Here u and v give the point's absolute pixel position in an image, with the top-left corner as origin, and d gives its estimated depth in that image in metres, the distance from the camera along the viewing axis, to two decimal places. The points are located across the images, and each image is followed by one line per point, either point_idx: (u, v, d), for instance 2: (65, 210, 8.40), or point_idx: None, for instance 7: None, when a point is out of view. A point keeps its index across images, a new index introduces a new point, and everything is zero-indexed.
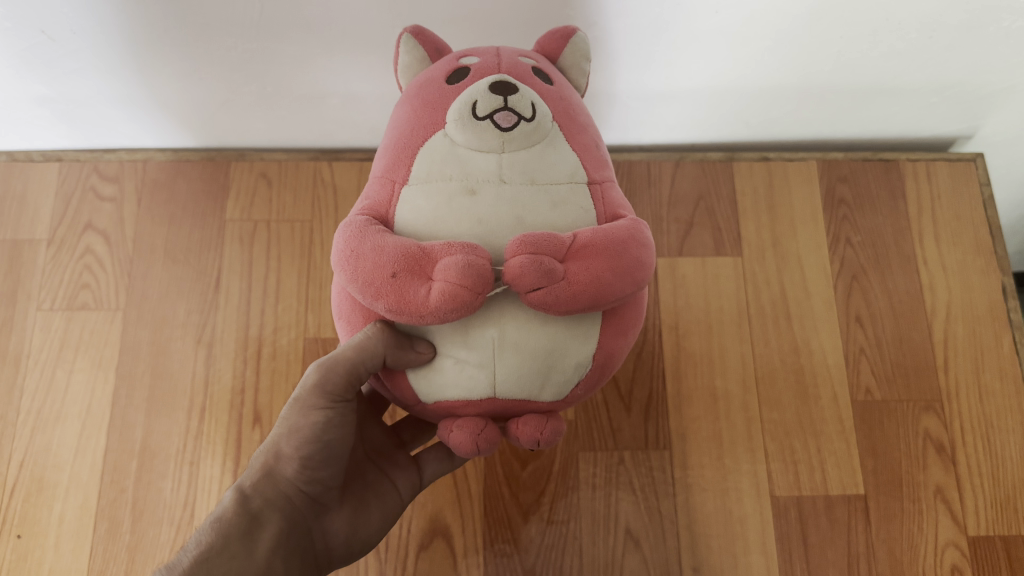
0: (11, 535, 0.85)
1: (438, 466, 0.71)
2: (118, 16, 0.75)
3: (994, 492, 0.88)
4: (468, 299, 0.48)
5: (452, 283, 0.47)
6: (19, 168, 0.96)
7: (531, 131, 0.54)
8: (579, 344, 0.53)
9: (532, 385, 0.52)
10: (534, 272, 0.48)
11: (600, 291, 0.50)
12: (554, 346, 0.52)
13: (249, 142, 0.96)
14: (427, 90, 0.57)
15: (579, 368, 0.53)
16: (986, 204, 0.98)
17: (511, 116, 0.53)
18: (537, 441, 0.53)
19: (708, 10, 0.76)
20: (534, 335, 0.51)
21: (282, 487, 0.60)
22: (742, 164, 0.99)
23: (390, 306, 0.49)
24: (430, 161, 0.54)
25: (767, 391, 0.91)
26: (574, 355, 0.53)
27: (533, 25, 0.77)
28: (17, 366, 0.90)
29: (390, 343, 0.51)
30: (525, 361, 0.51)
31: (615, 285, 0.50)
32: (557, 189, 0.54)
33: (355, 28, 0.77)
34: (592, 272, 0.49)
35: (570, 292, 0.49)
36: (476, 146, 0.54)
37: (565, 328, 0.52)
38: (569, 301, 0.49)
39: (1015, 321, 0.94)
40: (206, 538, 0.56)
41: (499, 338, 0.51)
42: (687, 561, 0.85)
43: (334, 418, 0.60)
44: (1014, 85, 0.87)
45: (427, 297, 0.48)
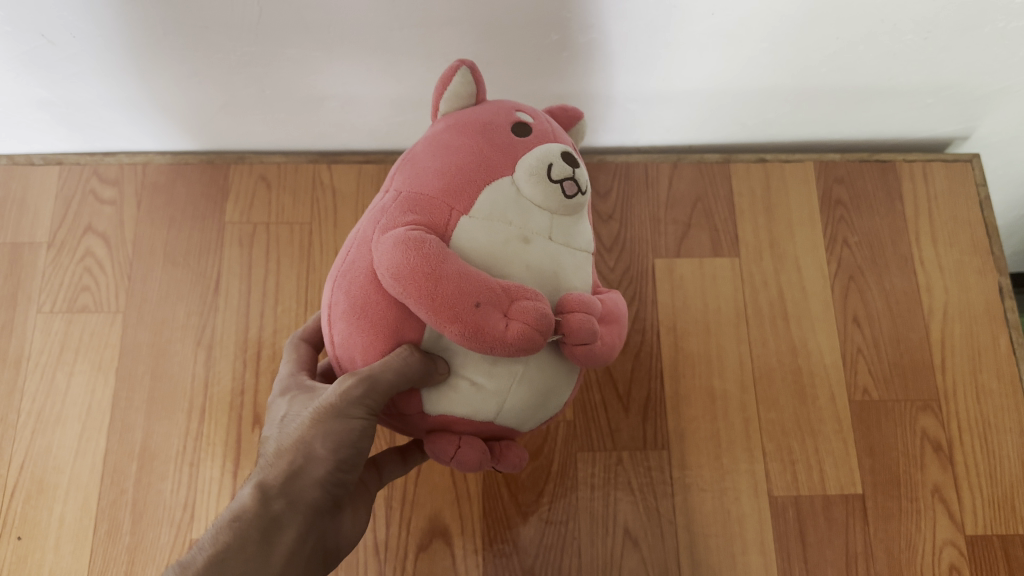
0: (10, 537, 0.85)
1: (394, 471, 0.69)
2: (117, 20, 0.74)
3: (991, 491, 0.88)
4: (537, 341, 0.49)
5: (530, 326, 0.49)
6: (20, 171, 0.97)
7: (583, 203, 0.57)
8: (566, 390, 0.58)
9: (523, 419, 0.56)
10: (589, 326, 0.53)
11: (608, 355, 0.57)
12: (554, 387, 0.56)
13: (248, 146, 0.97)
14: (492, 131, 0.56)
15: (556, 409, 0.59)
16: (982, 205, 0.98)
17: (576, 185, 0.56)
18: (515, 464, 0.58)
19: (703, 12, 0.75)
20: (546, 374, 0.55)
21: (307, 491, 0.55)
22: (739, 165, 1.00)
23: (462, 333, 0.49)
24: (493, 202, 0.53)
25: (765, 392, 0.92)
26: (562, 397, 0.58)
27: (530, 28, 0.77)
28: (17, 369, 0.91)
29: (419, 362, 0.52)
30: (530, 397, 0.55)
31: (613, 352, 0.58)
32: (580, 257, 0.58)
33: (352, 31, 0.76)
34: (609, 338, 0.57)
35: (598, 351, 0.55)
36: (537, 200, 0.54)
37: (563, 374, 0.57)
38: (595, 358, 0.56)
39: (1011, 322, 0.95)
40: (224, 537, 0.53)
41: (522, 373, 0.54)
42: (687, 560, 0.85)
43: (367, 429, 0.55)
44: (1010, 85, 0.87)
45: (501, 333, 0.49)
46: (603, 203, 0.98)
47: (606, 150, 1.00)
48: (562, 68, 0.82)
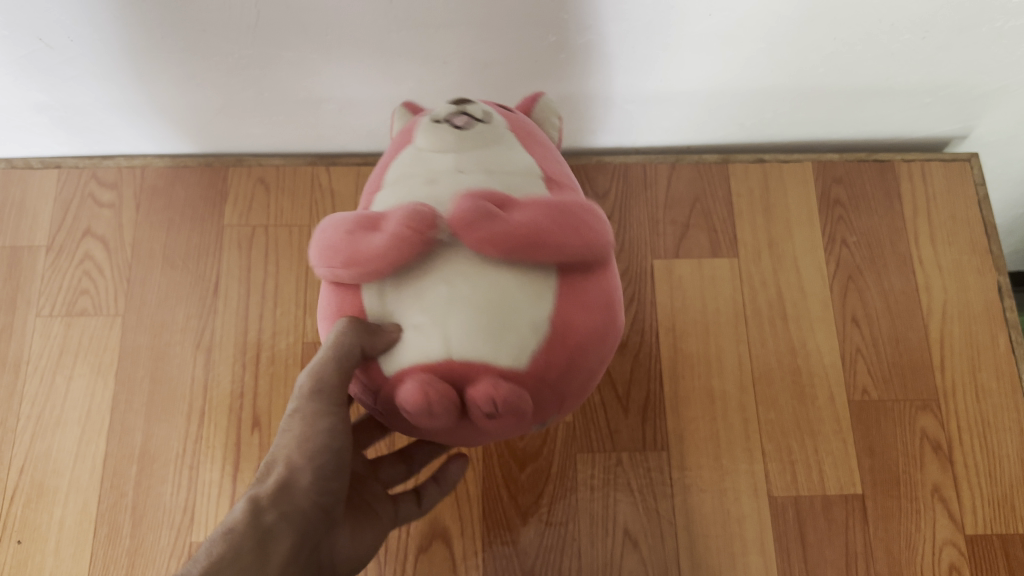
0: (11, 540, 0.85)
1: (410, 509, 0.68)
2: (114, 23, 0.73)
3: (991, 491, 0.88)
4: (415, 233, 0.49)
5: (399, 228, 0.49)
6: (18, 175, 0.97)
7: (485, 130, 0.57)
8: (532, 303, 0.50)
9: (486, 351, 0.49)
10: (473, 210, 0.49)
11: (541, 238, 0.49)
12: (506, 303, 0.49)
13: (247, 148, 0.97)
14: (405, 128, 0.63)
15: (534, 329, 0.50)
16: (980, 204, 0.98)
17: (466, 119, 0.58)
18: (493, 402, 0.48)
19: (700, 13, 0.75)
20: (484, 288, 0.49)
21: (297, 499, 0.55)
22: (737, 166, 1.00)
23: (344, 264, 0.51)
24: (400, 168, 0.57)
25: (764, 392, 0.92)
26: (529, 313, 0.50)
27: (527, 29, 0.76)
28: (16, 373, 0.91)
29: (357, 331, 0.51)
30: (479, 319, 0.49)
31: (561, 237, 0.50)
32: (514, 179, 0.55)
33: (349, 33, 0.75)
34: (533, 218, 0.49)
35: (510, 233, 0.49)
36: (436, 146, 0.57)
37: (516, 284, 0.50)
38: (507, 243, 0.49)
39: (1010, 321, 0.95)
40: (216, 551, 0.51)
41: (449, 292, 0.50)
42: (686, 561, 0.85)
43: (339, 424, 0.57)
44: (1008, 84, 0.87)
45: (382, 244, 0.49)
46: (601, 204, 0.98)
47: (604, 151, 1.00)
48: (560, 68, 0.82)
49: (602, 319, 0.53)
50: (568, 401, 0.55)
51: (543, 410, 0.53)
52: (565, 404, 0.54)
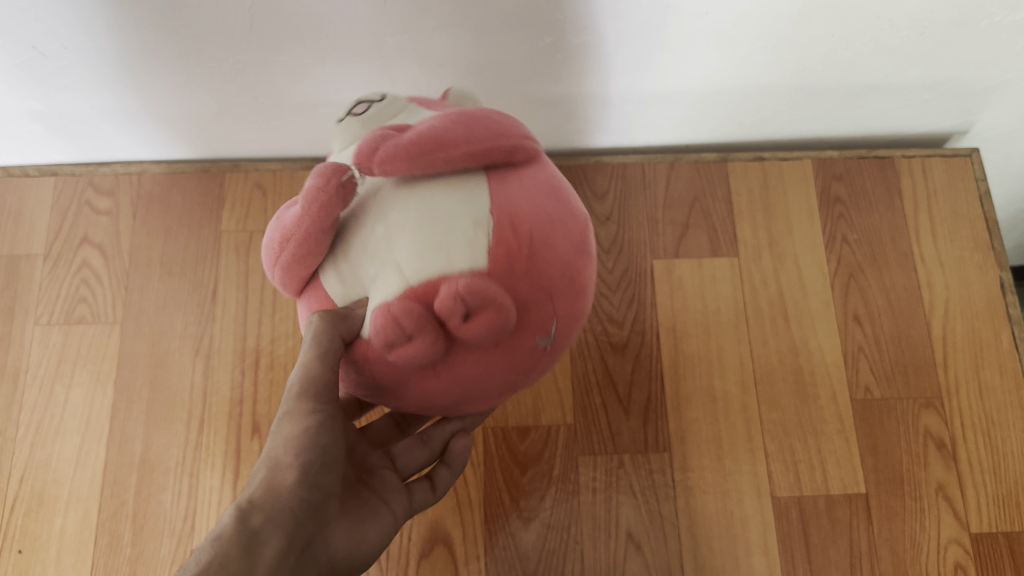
0: (11, 551, 0.85)
1: (425, 496, 0.67)
2: (108, 32, 0.73)
3: (995, 488, 0.87)
4: (330, 184, 0.48)
5: (314, 192, 0.49)
6: (15, 183, 0.96)
7: (384, 107, 0.56)
8: (463, 205, 0.48)
9: (442, 261, 0.47)
10: (371, 140, 0.49)
11: (440, 137, 0.47)
12: (443, 216, 0.48)
13: (243, 153, 0.96)
14: None
15: (478, 226, 0.48)
16: (981, 199, 0.97)
17: (363, 105, 0.57)
18: (461, 298, 0.45)
19: (696, 12, 0.73)
20: (412, 213, 0.48)
21: (283, 500, 0.55)
22: (737, 164, 0.99)
23: (285, 254, 0.51)
24: None
25: (766, 391, 0.91)
26: (469, 208, 0.48)
27: (521, 30, 0.75)
28: (15, 383, 0.90)
29: (331, 323, 0.51)
30: (421, 240, 0.48)
31: (462, 131, 0.48)
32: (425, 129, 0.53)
33: (343, 38, 0.75)
34: (427, 126, 0.48)
35: (407, 143, 0.47)
36: (345, 140, 0.57)
37: (446, 198, 0.49)
38: (410, 149, 0.47)
39: (1014, 317, 0.94)
40: (206, 557, 0.52)
41: (387, 230, 0.49)
42: (688, 562, 0.85)
43: (325, 420, 0.58)
44: (1008, 79, 0.86)
45: (301, 216, 0.49)
46: (601, 205, 0.98)
47: (601, 151, 0.99)
48: (557, 68, 0.81)
49: (557, 202, 0.51)
50: (560, 301, 0.50)
51: (529, 312, 0.49)
52: (559, 304, 0.50)
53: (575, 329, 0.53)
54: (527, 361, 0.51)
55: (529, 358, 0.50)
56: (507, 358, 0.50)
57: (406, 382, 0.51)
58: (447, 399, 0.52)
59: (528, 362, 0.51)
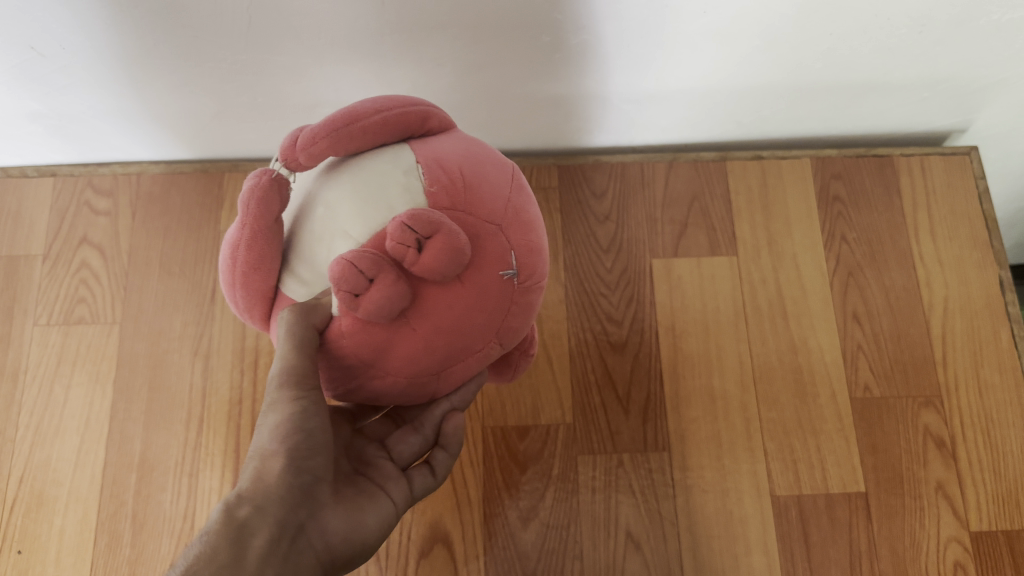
0: (11, 551, 0.85)
1: (425, 480, 0.68)
2: (106, 33, 0.73)
3: (995, 486, 0.87)
4: (261, 180, 0.50)
5: (248, 196, 0.50)
6: (14, 183, 0.96)
7: None
8: (392, 163, 0.51)
9: (383, 211, 0.49)
10: (288, 141, 0.52)
11: (352, 113, 0.51)
12: (374, 175, 0.50)
13: (242, 153, 0.96)
14: None
15: (410, 173, 0.50)
16: (981, 197, 0.97)
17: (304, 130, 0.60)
18: (407, 227, 0.46)
19: (695, 11, 0.73)
20: (345, 186, 0.51)
21: (269, 489, 0.55)
22: (736, 164, 0.99)
23: (237, 266, 0.52)
24: None
25: (766, 390, 0.91)
26: (396, 163, 0.51)
27: (519, 29, 0.75)
28: (15, 383, 0.90)
29: (300, 315, 0.50)
30: (360, 203, 0.50)
31: (371, 106, 0.51)
32: None
33: (340, 39, 0.75)
34: (339, 110, 0.52)
35: (322, 124, 0.50)
36: None
37: (373, 163, 0.51)
38: (325, 126, 0.50)
39: (1013, 316, 0.94)
40: (195, 553, 0.51)
41: (327, 208, 0.51)
42: (688, 562, 0.85)
43: (308, 406, 0.57)
44: (1007, 77, 0.86)
45: (242, 223, 0.51)
46: (600, 205, 0.98)
47: (601, 151, 1.00)
48: (556, 67, 0.81)
49: (476, 147, 0.54)
50: (511, 230, 0.51)
51: (483, 244, 0.50)
52: (511, 233, 0.51)
53: (541, 261, 0.54)
54: (499, 296, 0.51)
55: (498, 289, 0.50)
56: (476, 293, 0.50)
57: (385, 346, 0.50)
58: (431, 355, 0.51)
59: (500, 298, 0.51)
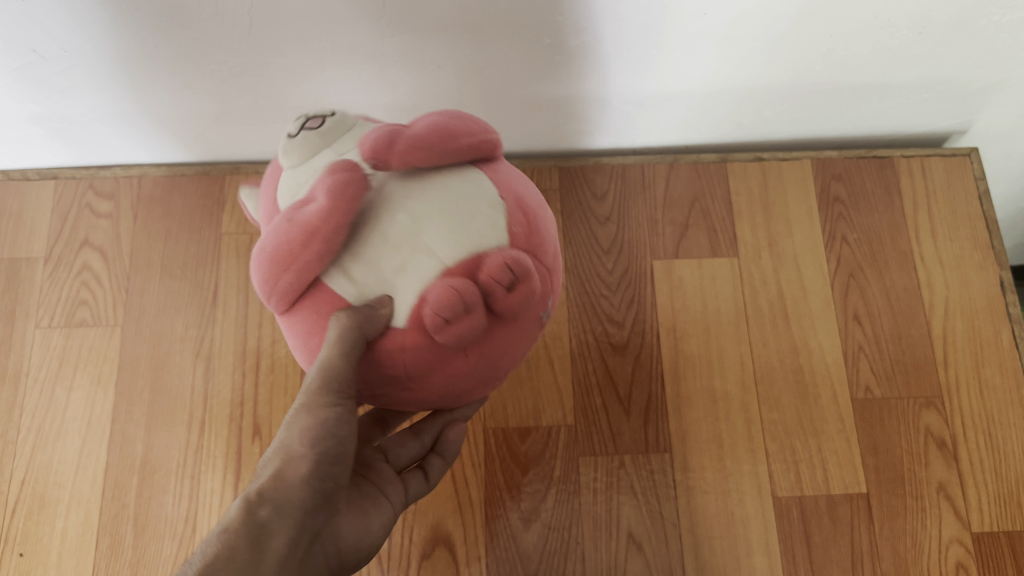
0: (13, 553, 0.85)
1: (421, 485, 0.68)
2: (107, 36, 0.73)
3: (996, 487, 0.87)
4: (354, 171, 0.49)
5: (333, 183, 0.48)
6: (16, 186, 0.97)
7: (340, 121, 0.56)
8: (476, 188, 0.51)
9: (473, 239, 0.49)
10: (375, 136, 0.51)
11: (446, 129, 0.51)
12: (461, 197, 0.50)
13: (243, 156, 0.97)
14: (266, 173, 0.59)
15: (494, 205, 0.51)
16: (981, 198, 0.98)
17: (316, 120, 0.55)
18: (509, 268, 0.47)
19: (696, 12, 0.74)
20: (431, 199, 0.49)
21: (292, 492, 0.54)
22: (737, 165, 0.99)
23: (298, 245, 0.47)
24: (286, 187, 0.54)
25: (766, 391, 0.91)
26: (481, 193, 0.51)
27: (519, 31, 0.75)
28: (16, 384, 0.90)
29: (356, 322, 0.48)
30: (447, 223, 0.49)
31: (460, 125, 0.52)
32: None
33: (342, 41, 0.75)
34: (429, 121, 0.52)
35: (417, 133, 0.50)
36: (301, 156, 0.54)
37: (459, 185, 0.51)
38: (423, 138, 0.50)
39: (1014, 316, 0.94)
40: (211, 552, 0.52)
41: (409, 218, 0.49)
42: (690, 562, 0.85)
43: (343, 413, 0.54)
44: (1008, 78, 0.86)
45: (317, 206, 0.48)
46: (601, 206, 0.98)
47: (602, 153, 1.00)
48: (557, 69, 0.81)
49: (531, 188, 0.57)
50: (552, 275, 0.55)
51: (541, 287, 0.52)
52: (553, 277, 0.55)
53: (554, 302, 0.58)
54: (533, 335, 0.54)
55: (536, 329, 0.54)
56: (524, 332, 0.52)
57: (439, 367, 0.50)
58: (469, 381, 0.52)
59: (533, 336, 0.54)
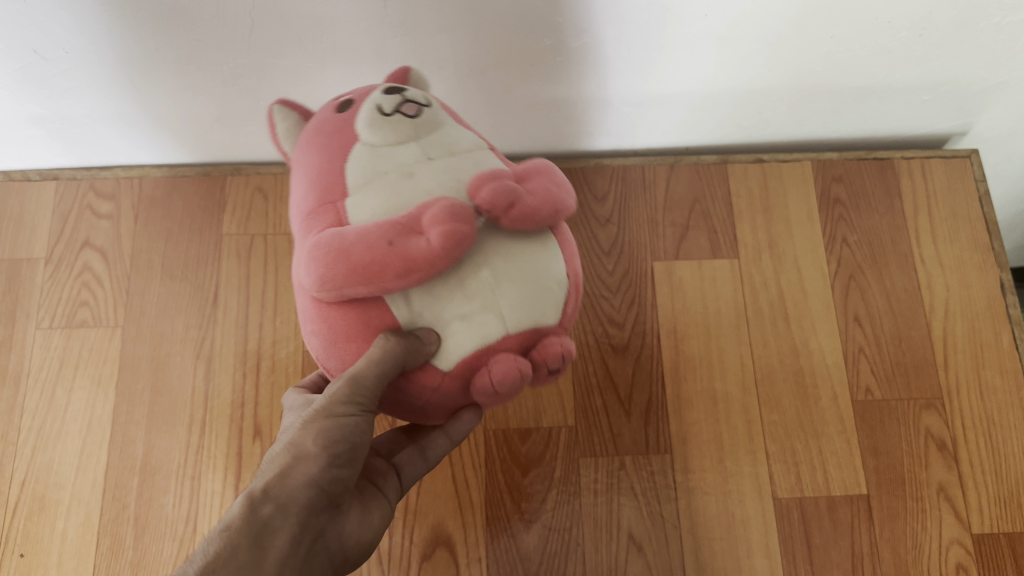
0: (13, 554, 0.85)
1: (416, 466, 0.67)
2: (109, 36, 0.73)
3: (997, 489, 0.87)
4: (468, 216, 0.49)
5: (448, 226, 0.48)
6: (17, 187, 0.97)
7: (433, 116, 0.55)
8: (553, 262, 0.54)
9: (535, 313, 0.52)
10: (496, 187, 0.51)
11: (555, 202, 0.54)
12: (538, 268, 0.53)
13: (244, 157, 0.97)
14: (324, 126, 0.56)
15: (561, 284, 0.55)
16: (981, 200, 0.98)
17: (412, 107, 0.55)
18: (559, 359, 0.53)
19: (696, 14, 0.74)
20: (515, 262, 0.52)
21: (298, 492, 0.54)
22: (737, 167, 0.99)
23: (399, 276, 0.48)
24: (362, 167, 0.52)
25: (767, 393, 0.91)
26: (555, 272, 0.54)
27: (521, 32, 0.76)
28: (17, 385, 0.90)
29: (401, 346, 0.50)
30: (522, 293, 0.52)
31: (562, 195, 0.55)
32: (475, 157, 0.55)
33: (344, 43, 0.75)
34: (543, 186, 0.54)
35: (534, 202, 0.52)
36: (391, 139, 0.53)
37: (538, 253, 0.53)
38: (539, 210, 0.52)
39: (1014, 318, 0.94)
40: (213, 549, 0.51)
41: (493, 276, 0.51)
42: (690, 563, 0.85)
43: (362, 421, 0.56)
44: (1007, 80, 0.86)
45: (429, 245, 0.48)
46: (601, 207, 0.98)
47: (602, 154, 1.00)
48: (558, 71, 0.81)
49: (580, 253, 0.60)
50: None
51: None
52: None
53: None
54: None
55: None
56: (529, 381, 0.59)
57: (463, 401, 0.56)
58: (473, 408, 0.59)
59: None
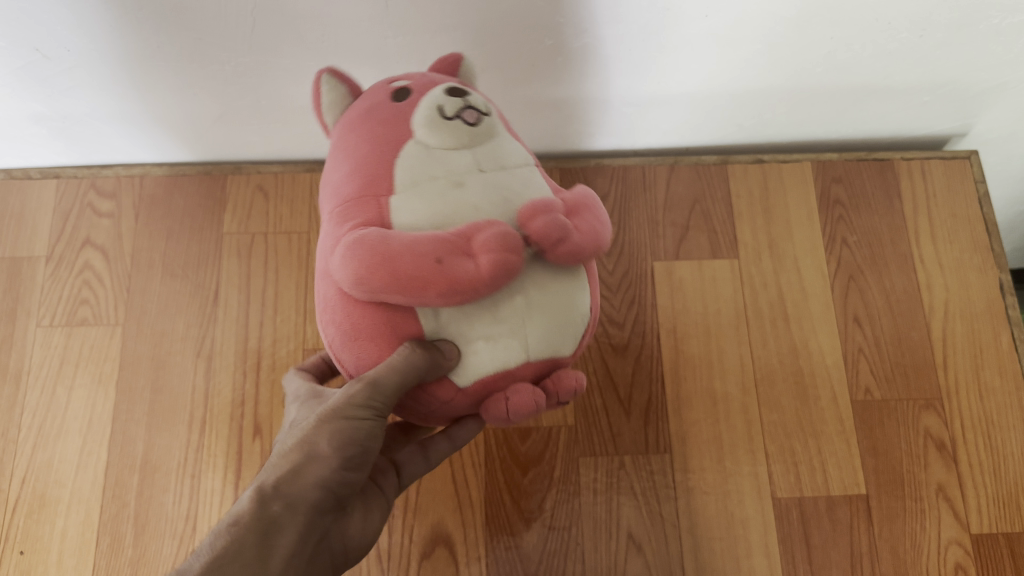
0: (13, 552, 0.85)
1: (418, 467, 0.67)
2: (111, 34, 0.73)
3: (995, 489, 0.88)
4: (518, 245, 0.49)
5: (496, 254, 0.48)
6: (18, 185, 0.97)
7: (490, 125, 0.55)
8: (580, 296, 0.55)
9: (553, 345, 0.54)
10: (549, 220, 0.51)
11: (597, 240, 0.54)
12: (565, 300, 0.54)
13: (245, 156, 0.97)
14: (378, 112, 0.56)
15: (582, 318, 0.56)
16: (981, 200, 0.98)
17: (472, 113, 0.55)
18: (570, 393, 0.55)
19: (697, 14, 0.74)
20: (546, 292, 0.53)
21: (306, 492, 0.54)
22: (737, 168, 1.00)
23: (441, 293, 0.48)
24: (413, 169, 0.53)
25: (766, 393, 0.91)
26: (579, 306, 0.55)
27: (523, 32, 0.76)
28: (17, 383, 0.90)
29: (422, 359, 0.50)
30: (547, 323, 0.53)
31: (604, 233, 0.55)
32: (523, 174, 0.56)
33: (347, 43, 0.75)
34: (590, 223, 0.54)
35: (581, 239, 0.53)
36: (447, 144, 0.53)
37: (567, 285, 0.54)
38: (584, 248, 0.53)
39: (1013, 319, 0.94)
40: (219, 544, 0.52)
41: (524, 303, 0.52)
42: (690, 563, 0.85)
43: (376, 427, 0.56)
44: (1006, 82, 0.86)
45: (476, 270, 0.48)
46: None
47: (603, 154, 1.00)
48: (559, 71, 0.82)
49: None
50: None
51: None
52: None
53: None
54: None
55: None
56: None
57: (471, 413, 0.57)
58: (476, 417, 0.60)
59: None
